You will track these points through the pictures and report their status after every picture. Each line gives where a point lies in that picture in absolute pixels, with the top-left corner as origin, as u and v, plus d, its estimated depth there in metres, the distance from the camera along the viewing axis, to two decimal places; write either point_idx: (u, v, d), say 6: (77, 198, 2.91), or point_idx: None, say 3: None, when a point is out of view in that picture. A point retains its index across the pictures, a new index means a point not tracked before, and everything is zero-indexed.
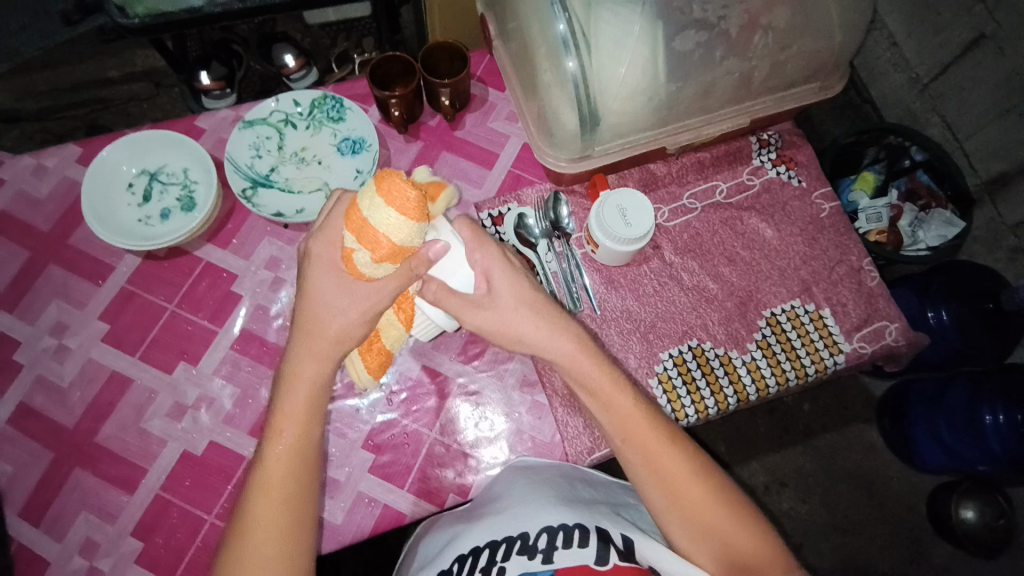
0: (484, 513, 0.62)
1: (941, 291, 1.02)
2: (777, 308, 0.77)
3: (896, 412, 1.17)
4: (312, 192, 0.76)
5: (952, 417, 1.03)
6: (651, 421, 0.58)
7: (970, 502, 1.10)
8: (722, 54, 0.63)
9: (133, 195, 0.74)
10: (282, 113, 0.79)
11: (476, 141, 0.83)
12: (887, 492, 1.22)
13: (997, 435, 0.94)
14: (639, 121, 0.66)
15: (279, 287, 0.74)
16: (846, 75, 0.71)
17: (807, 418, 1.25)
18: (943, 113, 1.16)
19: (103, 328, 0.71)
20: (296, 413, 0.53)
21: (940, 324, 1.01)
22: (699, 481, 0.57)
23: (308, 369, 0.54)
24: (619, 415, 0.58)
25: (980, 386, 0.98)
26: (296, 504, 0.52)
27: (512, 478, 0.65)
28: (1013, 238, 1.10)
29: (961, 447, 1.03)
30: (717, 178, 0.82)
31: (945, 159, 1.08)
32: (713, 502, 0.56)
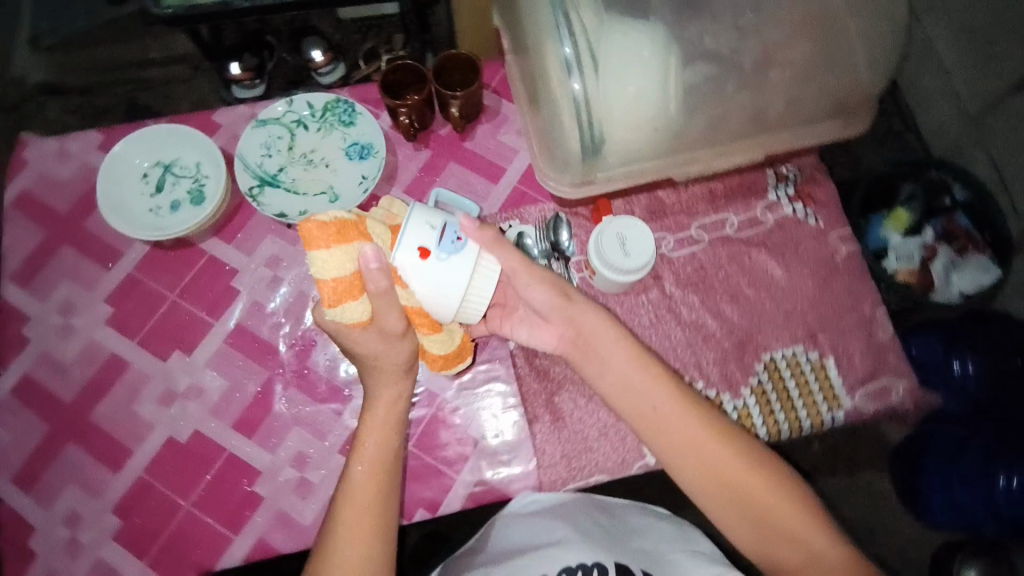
0: (507, 556, 0.61)
1: (967, 343, 1.00)
2: (776, 352, 0.74)
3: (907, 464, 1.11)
4: (316, 194, 0.77)
5: (966, 477, 0.97)
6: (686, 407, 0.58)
7: (974, 565, 1.04)
8: (734, 89, 0.60)
9: (146, 184, 0.76)
10: (295, 114, 0.80)
11: (485, 154, 0.82)
12: (890, 545, 1.17)
13: (1009, 496, 0.91)
14: (643, 151, 0.64)
15: (277, 285, 0.75)
16: (872, 115, 0.68)
17: (812, 461, 1.21)
18: (989, 149, 1.09)
19: (107, 311, 0.74)
20: (379, 425, 0.57)
21: (964, 377, 0.99)
22: (746, 463, 0.56)
23: (386, 392, 0.58)
24: (628, 387, 0.60)
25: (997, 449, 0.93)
26: (385, 506, 0.55)
27: (530, 519, 0.65)
28: None
29: (971, 510, 0.98)
30: (729, 211, 0.79)
31: (989, 200, 1.04)
32: (761, 483, 0.55)
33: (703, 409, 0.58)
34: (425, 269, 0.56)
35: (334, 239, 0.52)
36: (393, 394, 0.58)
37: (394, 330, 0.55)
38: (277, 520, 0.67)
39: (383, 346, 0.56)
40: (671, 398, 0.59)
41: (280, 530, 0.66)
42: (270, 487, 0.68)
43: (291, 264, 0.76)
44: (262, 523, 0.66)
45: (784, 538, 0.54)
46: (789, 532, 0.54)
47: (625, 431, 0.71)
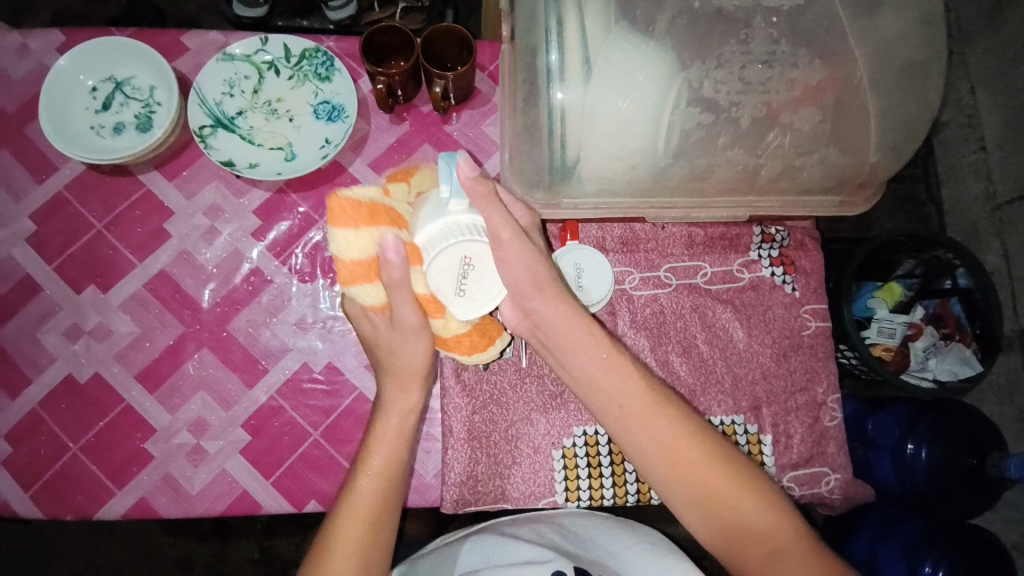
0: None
1: (929, 430, 0.92)
2: (715, 418, 0.70)
3: None
4: (271, 149, 0.71)
5: None
6: (654, 397, 0.55)
7: None
8: (725, 143, 0.54)
9: (93, 99, 0.70)
10: (268, 56, 0.73)
11: (464, 142, 0.77)
12: None
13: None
14: (618, 184, 0.58)
15: (212, 237, 0.70)
16: (877, 196, 0.61)
17: None
18: (1006, 243, 1.05)
19: (29, 228, 0.69)
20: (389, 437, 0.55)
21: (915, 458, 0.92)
22: (715, 461, 0.53)
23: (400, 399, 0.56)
24: (610, 386, 0.56)
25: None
26: (385, 504, 0.54)
27: (480, 543, 0.62)
28: None
29: None
30: (705, 259, 0.73)
31: (991, 296, 0.97)
32: (737, 490, 0.53)
33: (685, 415, 0.55)
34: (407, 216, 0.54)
35: None
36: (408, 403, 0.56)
37: (389, 274, 0.49)
38: (163, 482, 0.64)
39: (397, 336, 0.54)
40: (641, 385, 0.56)
41: (163, 493, 0.64)
42: (162, 448, 0.65)
43: (231, 219, 0.71)
44: (147, 483, 0.64)
45: (753, 536, 0.52)
46: (755, 530, 0.52)
47: (539, 466, 0.68)
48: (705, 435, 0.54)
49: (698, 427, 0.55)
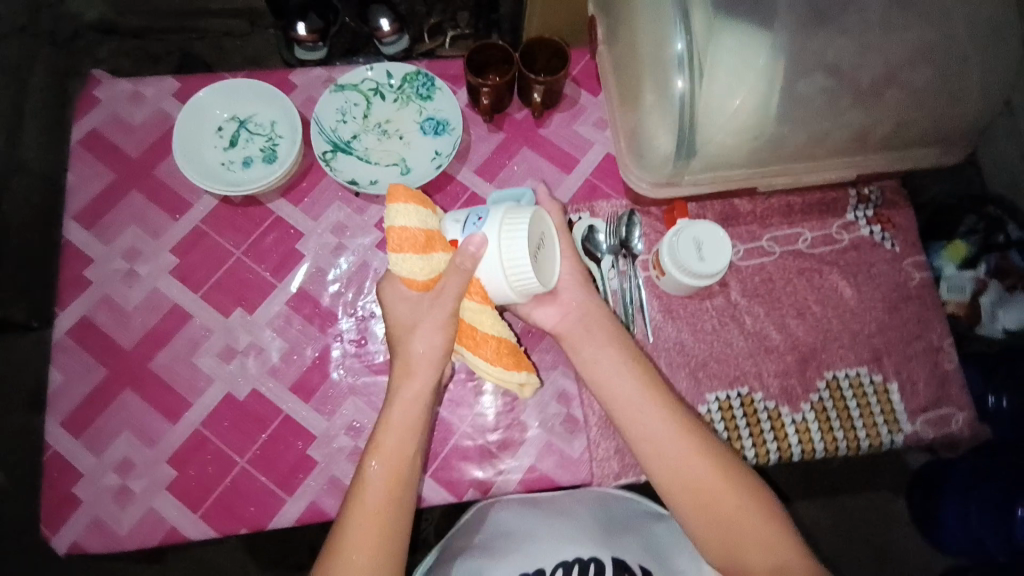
0: (505, 549, 0.68)
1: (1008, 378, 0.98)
2: (840, 371, 0.73)
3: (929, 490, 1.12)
4: (387, 166, 0.77)
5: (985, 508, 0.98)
6: (671, 414, 0.60)
7: None
8: (848, 105, 0.59)
9: (220, 138, 0.76)
10: (373, 82, 0.79)
11: (559, 142, 0.81)
12: (900, 566, 1.21)
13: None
14: (737, 158, 0.63)
15: (341, 252, 0.75)
16: (973, 146, 0.66)
17: (832, 476, 1.24)
18: None
19: (171, 262, 0.74)
20: (400, 423, 0.58)
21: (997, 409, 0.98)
22: (726, 476, 0.57)
23: (407, 391, 0.58)
24: (621, 396, 0.61)
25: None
26: (400, 499, 0.56)
27: (520, 510, 0.71)
28: None
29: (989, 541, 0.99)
30: (803, 225, 0.77)
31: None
32: (738, 501, 0.56)
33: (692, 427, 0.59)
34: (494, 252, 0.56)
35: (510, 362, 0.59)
36: (414, 388, 0.58)
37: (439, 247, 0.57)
38: (330, 485, 0.67)
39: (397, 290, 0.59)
40: (651, 396, 0.61)
41: (331, 495, 0.67)
42: (324, 453, 0.68)
43: (357, 233, 0.76)
44: (315, 489, 0.67)
45: (760, 552, 0.54)
46: (763, 544, 0.54)
47: None
48: (719, 453, 0.58)
49: (714, 446, 0.59)
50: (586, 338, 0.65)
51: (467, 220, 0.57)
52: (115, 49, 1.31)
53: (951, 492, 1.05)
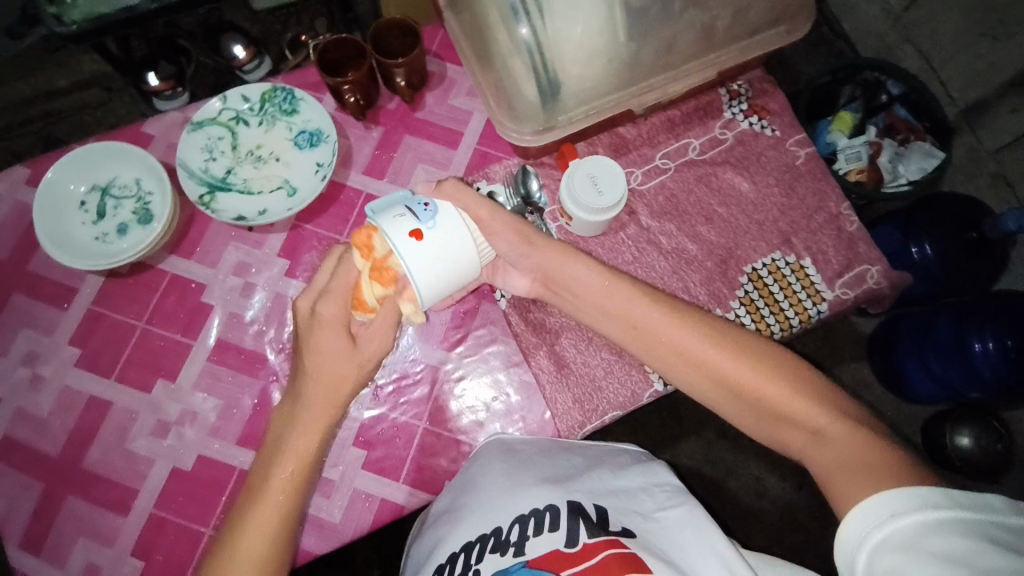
0: (463, 511, 0.59)
1: (924, 224, 1.02)
2: (758, 263, 0.76)
3: (885, 349, 1.19)
4: (272, 191, 0.74)
5: (939, 349, 1.05)
6: (678, 324, 0.58)
7: (964, 429, 1.15)
8: (681, 7, 0.61)
9: (86, 213, 0.72)
10: (233, 111, 0.76)
11: (438, 120, 0.80)
12: None
13: (986, 360, 0.98)
14: (601, 84, 0.65)
15: (251, 292, 0.72)
16: (812, 16, 0.68)
17: None
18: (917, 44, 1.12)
19: (75, 353, 0.70)
20: (283, 478, 0.53)
21: (923, 259, 1.02)
22: (756, 364, 0.55)
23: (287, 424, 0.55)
24: (625, 320, 0.61)
25: (963, 315, 1.01)
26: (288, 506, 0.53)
27: (490, 461, 0.63)
28: (993, 164, 1.08)
29: (950, 376, 1.06)
30: (689, 135, 0.80)
31: (922, 90, 1.06)
32: (771, 384, 0.54)
33: (700, 322, 0.58)
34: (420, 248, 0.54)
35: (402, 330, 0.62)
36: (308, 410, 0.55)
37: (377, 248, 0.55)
38: (304, 524, 0.66)
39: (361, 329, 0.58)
40: (658, 313, 0.59)
41: (309, 533, 0.65)
42: None
43: (261, 268, 0.73)
44: None
45: (794, 425, 0.53)
46: (800, 415, 0.52)
47: (631, 367, 0.72)
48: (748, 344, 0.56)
49: (739, 341, 0.57)
50: (574, 287, 0.63)
51: (414, 210, 0.55)
52: None
53: (907, 347, 1.12)
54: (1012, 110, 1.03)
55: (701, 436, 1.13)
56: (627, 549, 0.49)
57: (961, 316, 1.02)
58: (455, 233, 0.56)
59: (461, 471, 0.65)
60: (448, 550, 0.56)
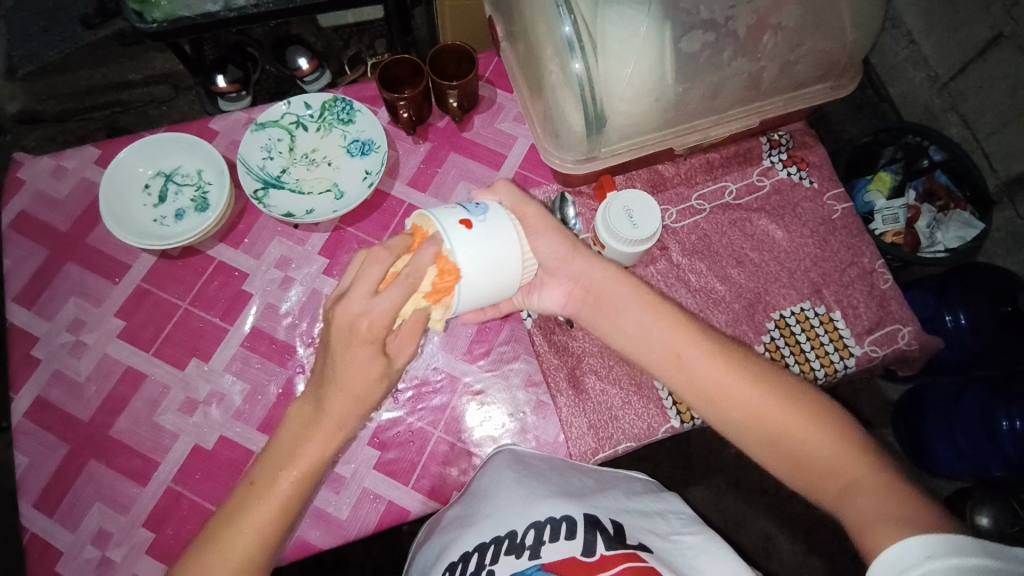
0: (475, 515, 0.59)
1: (958, 294, 1.00)
2: (786, 310, 0.76)
3: (911, 417, 1.16)
4: (320, 193, 0.78)
5: (967, 428, 1.02)
6: (713, 356, 0.56)
7: (984, 509, 1.06)
8: (730, 55, 0.63)
9: (149, 196, 0.76)
10: (294, 115, 0.81)
11: (485, 142, 0.84)
12: None
13: (1013, 437, 0.95)
14: (647, 121, 0.67)
15: (289, 285, 0.75)
16: (857, 76, 0.71)
17: None
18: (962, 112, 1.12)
19: (119, 325, 0.73)
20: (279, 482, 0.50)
21: (957, 328, 1.00)
22: (792, 406, 0.53)
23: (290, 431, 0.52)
24: (658, 344, 0.58)
25: (994, 390, 0.99)
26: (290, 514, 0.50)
27: (502, 470, 0.64)
28: None
29: (976, 454, 1.03)
30: (726, 179, 0.81)
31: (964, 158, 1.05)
32: (804, 426, 0.53)
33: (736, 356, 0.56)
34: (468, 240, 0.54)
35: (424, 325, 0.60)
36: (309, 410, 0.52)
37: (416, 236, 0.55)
38: (311, 516, 0.66)
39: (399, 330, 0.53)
40: (693, 340, 0.58)
41: (315, 526, 0.66)
42: None
43: (302, 264, 0.76)
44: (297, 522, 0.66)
45: (824, 474, 0.52)
46: (832, 462, 0.51)
47: (648, 400, 0.72)
48: (780, 383, 0.55)
49: (773, 379, 0.55)
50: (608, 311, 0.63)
51: (467, 202, 0.56)
52: (41, 136, 1.25)
53: (934, 415, 1.09)
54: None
55: (713, 482, 1.11)
56: (644, 562, 0.49)
57: (991, 391, 0.99)
58: (503, 236, 0.55)
59: (472, 480, 0.65)
60: (457, 552, 0.56)
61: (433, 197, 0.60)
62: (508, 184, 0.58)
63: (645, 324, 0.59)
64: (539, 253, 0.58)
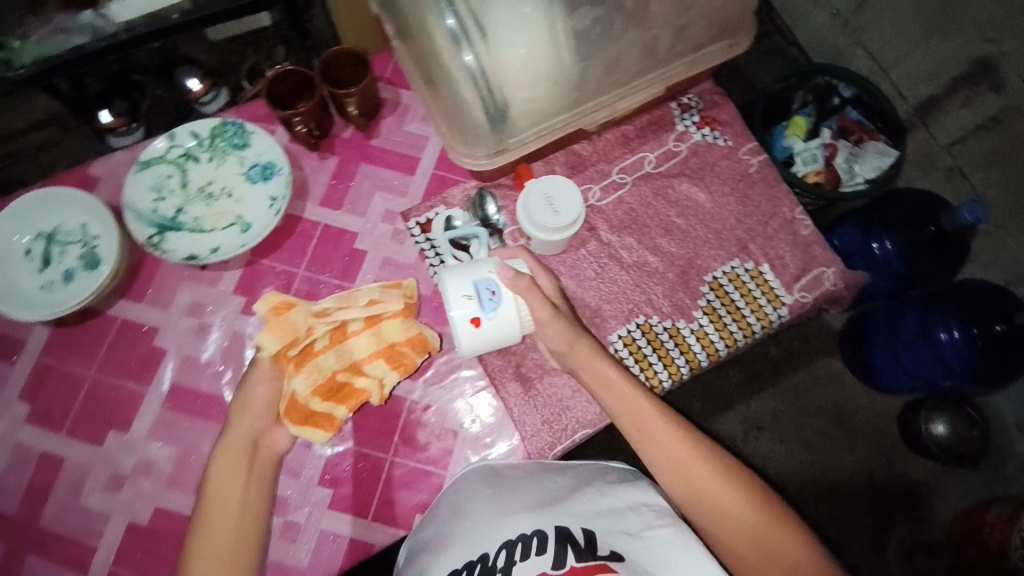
0: (450, 535, 0.58)
1: (882, 223, 1.06)
2: (717, 271, 0.77)
3: (857, 341, 1.21)
4: (224, 228, 0.72)
5: (907, 340, 1.07)
6: (672, 415, 0.61)
7: (939, 418, 1.20)
8: (622, 27, 0.62)
9: (31, 261, 0.69)
10: (181, 148, 0.75)
11: (394, 147, 0.80)
12: (860, 422, 1.29)
13: (953, 348, 1.00)
14: (547, 105, 0.65)
15: (206, 332, 0.70)
16: (753, 27, 0.69)
17: (774, 360, 1.31)
18: (867, 46, 1.15)
19: (22, 409, 0.67)
20: (224, 505, 0.57)
21: (885, 254, 1.06)
22: (734, 474, 0.57)
23: (226, 459, 0.59)
24: (623, 404, 0.62)
25: (926, 305, 1.03)
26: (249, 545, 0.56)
27: (474, 488, 0.62)
28: (948, 158, 1.10)
29: (922, 367, 1.07)
30: (644, 149, 0.80)
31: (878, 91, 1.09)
32: (740, 493, 0.56)
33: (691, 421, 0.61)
34: (477, 334, 0.64)
35: (304, 423, 0.63)
36: (240, 433, 0.61)
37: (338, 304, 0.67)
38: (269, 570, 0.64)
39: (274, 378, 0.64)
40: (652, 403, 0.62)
41: None
42: None
43: (217, 308, 0.71)
44: None
45: (757, 546, 0.53)
46: (764, 534, 0.53)
47: None
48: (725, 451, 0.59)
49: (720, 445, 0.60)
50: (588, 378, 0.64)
51: (481, 296, 0.63)
52: None
53: (879, 337, 1.14)
54: (964, 104, 1.05)
55: None
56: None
57: (927, 304, 1.03)
58: (510, 326, 0.65)
59: (445, 498, 0.64)
60: None
61: (456, 267, 0.65)
62: (524, 284, 0.63)
63: (615, 386, 0.63)
64: (551, 332, 0.64)
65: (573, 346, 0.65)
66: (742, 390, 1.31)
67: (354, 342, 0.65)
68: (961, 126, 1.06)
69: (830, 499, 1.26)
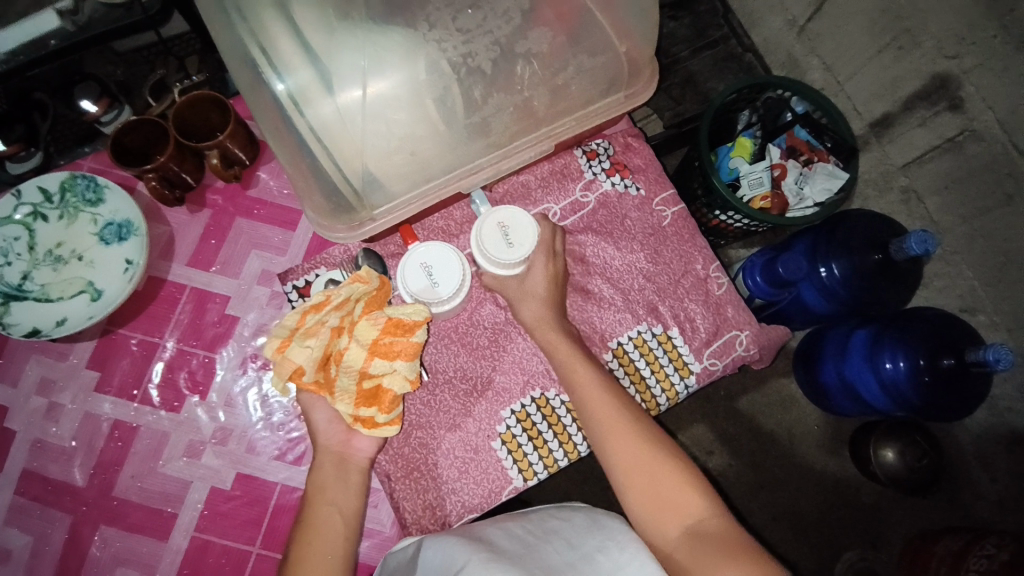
0: None
1: (829, 245, 0.88)
2: (623, 337, 0.71)
3: (811, 359, 1.07)
4: (73, 296, 0.66)
5: (856, 366, 0.93)
6: (614, 398, 0.61)
7: (890, 443, 1.05)
8: (483, 93, 0.57)
9: None
10: (27, 205, 0.68)
11: (274, 199, 0.73)
12: (807, 442, 1.14)
13: (897, 381, 0.86)
14: (413, 173, 0.59)
15: (56, 413, 0.65)
16: (652, 81, 0.65)
17: (727, 381, 1.17)
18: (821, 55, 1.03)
19: None
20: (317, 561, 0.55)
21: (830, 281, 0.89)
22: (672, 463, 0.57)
23: (319, 513, 0.58)
24: (581, 387, 0.62)
25: (879, 331, 0.89)
26: None
27: (447, 543, 0.56)
28: (904, 177, 0.97)
29: (860, 384, 0.93)
30: (548, 200, 0.74)
31: (829, 110, 0.94)
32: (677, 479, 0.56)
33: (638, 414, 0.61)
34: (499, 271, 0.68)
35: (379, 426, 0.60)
36: (326, 469, 0.60)
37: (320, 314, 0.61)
38: None
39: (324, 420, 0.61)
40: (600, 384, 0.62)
41: None
42: None
43: (69, 385, 0.66)
44: None
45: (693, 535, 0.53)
46: (695, 514, 0.54)
47: (486, 464, 0.67)
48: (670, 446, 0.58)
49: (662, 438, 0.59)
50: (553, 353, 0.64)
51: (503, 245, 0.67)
52: None
53: (829, 357, 1.00)
54: (919, 124, 0.90)
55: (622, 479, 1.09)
56: None
57: (877, 329, 0.89)
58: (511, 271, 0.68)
59: (422, 557, 0.57)
60: None
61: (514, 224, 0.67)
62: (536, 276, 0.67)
63: (573, 366, 0.63)
64: (550, 337, 0.65)
65: (551, 328, 0.65)
66: (685, 419, 1.17)
67: (345, 352, 0.60)
68: (918, 146, 0.91)
69: (774, 527, 1.12)
